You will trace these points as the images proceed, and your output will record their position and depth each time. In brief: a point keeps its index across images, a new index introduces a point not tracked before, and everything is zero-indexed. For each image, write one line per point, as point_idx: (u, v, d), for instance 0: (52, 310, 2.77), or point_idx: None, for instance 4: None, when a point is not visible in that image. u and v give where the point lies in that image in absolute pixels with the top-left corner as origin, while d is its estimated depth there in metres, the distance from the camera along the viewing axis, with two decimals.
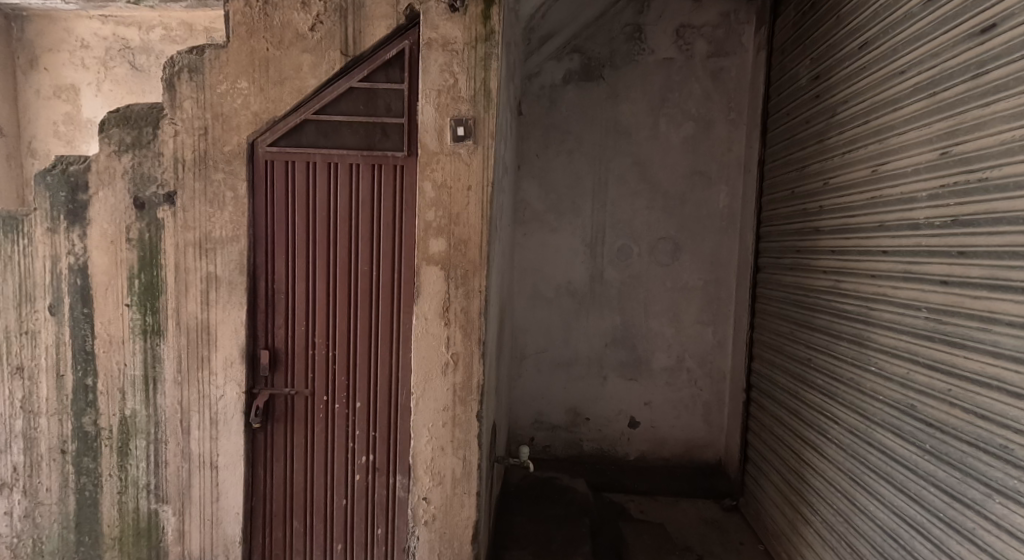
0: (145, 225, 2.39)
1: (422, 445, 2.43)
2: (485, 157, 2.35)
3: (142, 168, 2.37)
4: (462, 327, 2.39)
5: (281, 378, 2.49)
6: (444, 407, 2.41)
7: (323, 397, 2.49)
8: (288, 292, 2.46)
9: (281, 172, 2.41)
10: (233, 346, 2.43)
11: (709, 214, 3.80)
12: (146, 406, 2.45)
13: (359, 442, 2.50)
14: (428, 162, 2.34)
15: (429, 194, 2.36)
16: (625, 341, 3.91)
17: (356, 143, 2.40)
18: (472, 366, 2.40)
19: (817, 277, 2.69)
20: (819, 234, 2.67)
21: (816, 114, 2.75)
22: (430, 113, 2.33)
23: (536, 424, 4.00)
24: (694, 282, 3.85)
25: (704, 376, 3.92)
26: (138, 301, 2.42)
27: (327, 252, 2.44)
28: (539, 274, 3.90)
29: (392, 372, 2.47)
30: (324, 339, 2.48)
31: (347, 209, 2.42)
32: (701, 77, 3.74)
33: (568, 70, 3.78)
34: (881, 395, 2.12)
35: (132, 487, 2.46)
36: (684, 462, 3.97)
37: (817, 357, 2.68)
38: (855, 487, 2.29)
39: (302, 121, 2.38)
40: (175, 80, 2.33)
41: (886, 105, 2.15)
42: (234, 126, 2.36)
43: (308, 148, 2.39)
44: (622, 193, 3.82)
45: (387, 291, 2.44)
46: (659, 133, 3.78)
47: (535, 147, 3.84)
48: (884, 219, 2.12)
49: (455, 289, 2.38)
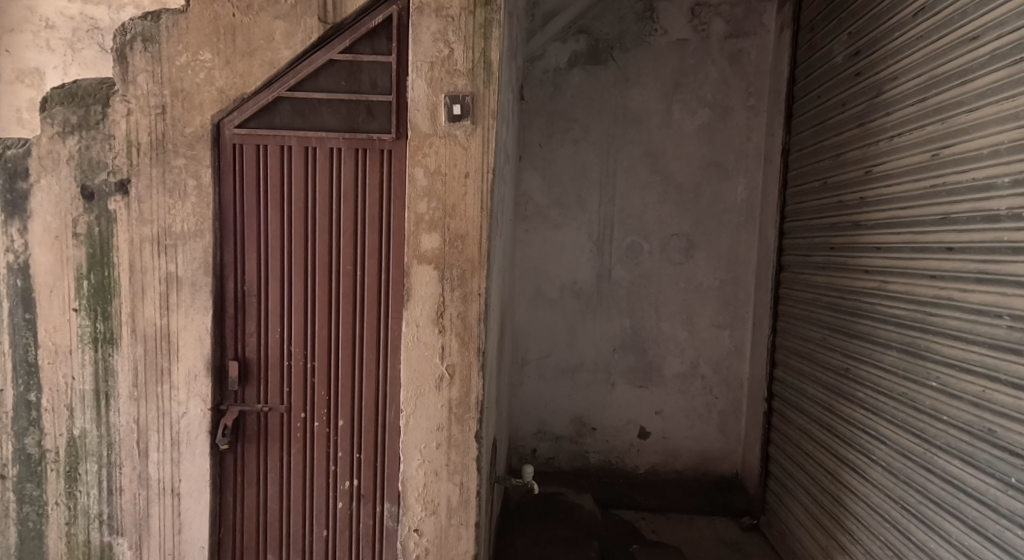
0: (95, 217, 2.08)
1: (413, 469, 2.13)
2: (485, 140, 2.05)
3: (91, 152, 2.06)
4: (458, 335, 2.09)
5: (253, 393, 2.19)
6: (438, 426, 2.12)
7: (300, 414, 2.19)
8: (261, 295, 2.16)
9: (251, 158, 2.10)
10: (197, 357, 2.13)
11: (726, 208, 3.51)
12: (98, 426, 2.14)
13: (342, 466, 2.20)
14: (420, 146, 2.05)
15: (421, 183, 2.06)
16: (634, 345, 3.62)
17: (337, 125, 2.10)
18: (470, 379, 2.11)
19: (857, 278, 2.41)
20: (860, 229, 2.38)
21: (855, 94, 2.47)
22: (421, 90, 2.03)
23: (539, 435, 3.71)
24: (710, 282, 3.56)
25: (720, 384, 3.63)
26: (87, 305, 2.11)
27: (305, 250, 2.14)
28: (541, 273, 3.61)
29: (378, 387, 2.17)
30: (302, 348, 2.18)
31: (328, 201, 2.12)
32: (719, 60, 3.44)
33: (574, 52, 3.48)
34: (946, 416, 1.86)
35: (82, 517, 2.16)
36: (697, 476, 3.68)
37: (856, 368, 2.40)
38: (908, 517, 2.03)
39: (276, 99, 2.07)
40: (127, 50, 2.03)
41: (951, 79, 1.87)
42: (196, 104, 2.05)
43: (282, 130, 2.09)
44: (633, 186, 3.52)
45: (372, 295, 2.14)
46: (672, 121, 3.48)
47: (538, 136, 3.54)
48: (950, 210, 1.85)
49: (451, 292, 2.08)
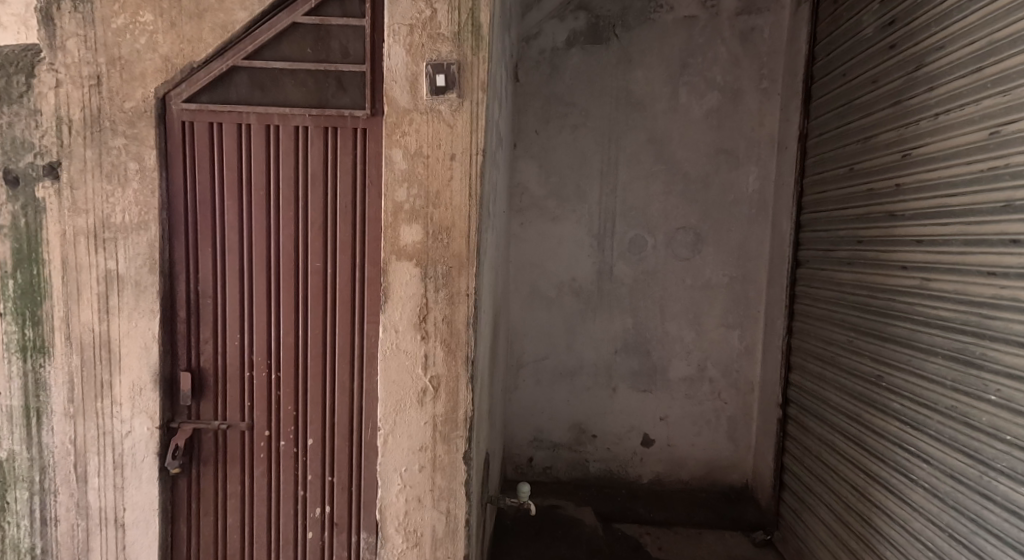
0: (20, 207, 1.79)
1: (392, 496, 1.87)
2: (473, 116, 1.78)
3: (15, 132, 1.77)
4: (444, 342, 1.82)
5: (209, 409, 1.92)
6: (421, 446, 1.85)
7: (264, 432, 1.92)
8: (218, 296, 1.89)
9: (204, 138, 1.82)
10: (143, 368, 1.85)
11: (736, 199, 3.24)
12: (29, 447, 1.86)
13: (312, 491, 1.93)
14: (398, 123, 1.77)
15: (400, 166, 1.78)
16: (638, 346, 3.36)
17: (302, 99, 1.82)
18: (456, 393, 1.84)
19: (892, 274, 2.15)
20: (895, 220, 2.13)
21: (888, 69, 2.21)
22: (399, 57, 1.75)
23: (535, 443, 3.45)
24: (719, 279, 3.29)
25: (728, 388, 3.37)
26: (14, 308, 1.83)
27: (268, 244, 1.86)
28: (538, 269, 3.34)
29: (353, 400, 1.90)
30: (266, 357, 1.90)
31: (293, 188, 1.84)
32: (729, 39, 3.16)
33: (573, 30, 3.20)
34: (1007, 435, 1.63)
35: (12, 552, 1.88)
36: (705, 487, 3.43)
37: (889, 375, 2.15)
38: (956, 548, 1.80)
39: (231, 70, 1.79)
40: (54, 11, 1.74)
41: (1017, 44, 1.64)
42: (136, 75, 1.76)
43: (238, 105, 1.81)
44: (635, 175, 3.26)
45: (345, 296, 1.87)
46: (679, 105, 3.21)
47: (534, 121, 3.25)
48: (1016, 195, 1.63)
49: (435, 292, 1.81)
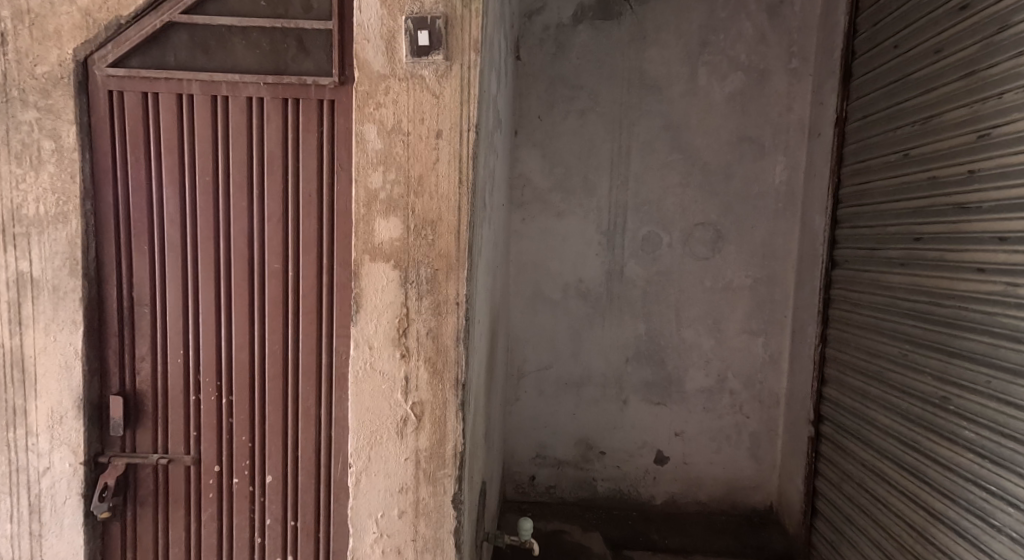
0: None
1: (367, 547, 1.54)
2: (465, 83, 1.44)
3: None
4: (428, 361, 1.49)
5: (147, 440, 1.59)
6: (401, 486, 1.52)
7: (213, 468, 1.59)
8: (156, 304, 1.56)
9: (136, 111, 1.50)
10: (64, 392, 1.52)
11: (761, 192, 2.90)
12: None
13: (271, 538, 1.61)
14: (371, 92, 1.44)
15: (374, 147, 1.45)
16: (651, 355, 3.03)
17: (254, 64, 1.48)
18: (444, 424, 1.51)
19: (964, 279, 1.83)
20: (969, 214, 1.81)
21: (957, 36, 1.89)
22: (372, 10, 1.43)
23: (537, 460, 3.12)
24: (741, 280, 2.96)
25: (751, 402, 3.04)
26: None
27: (215, 242, 1.53)
28: (540, 269, 3.01)
29: (321, 432, 1.58)
30: (215, 377, 1.58)
31: (246, 173, 1.51)
32: (755, 13, 2.82)
33: (580, 4, 2.86)
34: None
35: None
36: (725, 509, 3.10)
37: (960, 398, 1.83)
38: None
39: (167, 26, 1.46)
40: None
41: None
42: (50, 34, 1.44)
43: (176, 71, 1.48)
44: (650, 165, 2.92)
45: (310, 305, 1.54)
46: (698, 87, 2.87)
47: (537, 106, 2.92)
48: None
49: (418, 301, 1.48)
